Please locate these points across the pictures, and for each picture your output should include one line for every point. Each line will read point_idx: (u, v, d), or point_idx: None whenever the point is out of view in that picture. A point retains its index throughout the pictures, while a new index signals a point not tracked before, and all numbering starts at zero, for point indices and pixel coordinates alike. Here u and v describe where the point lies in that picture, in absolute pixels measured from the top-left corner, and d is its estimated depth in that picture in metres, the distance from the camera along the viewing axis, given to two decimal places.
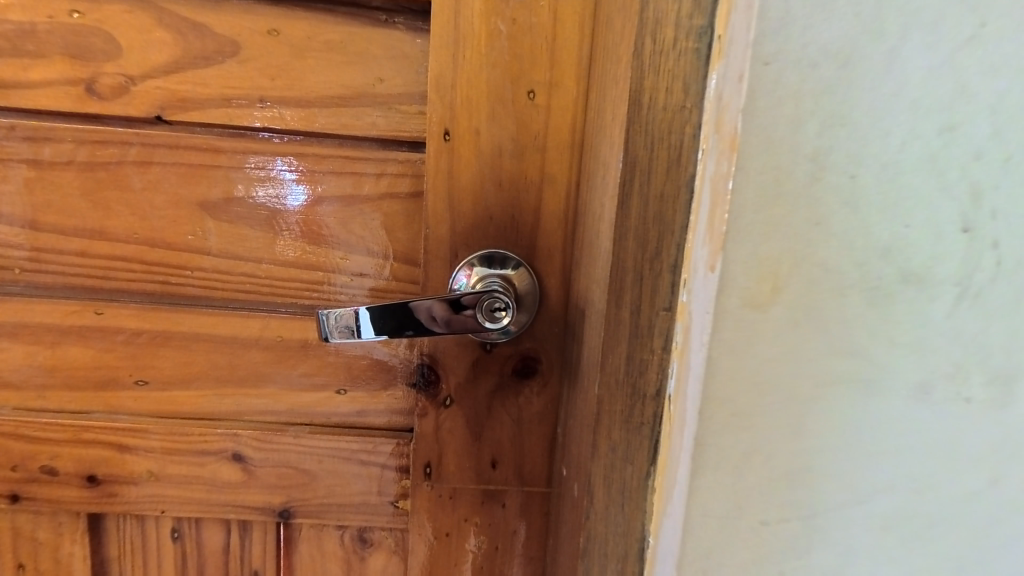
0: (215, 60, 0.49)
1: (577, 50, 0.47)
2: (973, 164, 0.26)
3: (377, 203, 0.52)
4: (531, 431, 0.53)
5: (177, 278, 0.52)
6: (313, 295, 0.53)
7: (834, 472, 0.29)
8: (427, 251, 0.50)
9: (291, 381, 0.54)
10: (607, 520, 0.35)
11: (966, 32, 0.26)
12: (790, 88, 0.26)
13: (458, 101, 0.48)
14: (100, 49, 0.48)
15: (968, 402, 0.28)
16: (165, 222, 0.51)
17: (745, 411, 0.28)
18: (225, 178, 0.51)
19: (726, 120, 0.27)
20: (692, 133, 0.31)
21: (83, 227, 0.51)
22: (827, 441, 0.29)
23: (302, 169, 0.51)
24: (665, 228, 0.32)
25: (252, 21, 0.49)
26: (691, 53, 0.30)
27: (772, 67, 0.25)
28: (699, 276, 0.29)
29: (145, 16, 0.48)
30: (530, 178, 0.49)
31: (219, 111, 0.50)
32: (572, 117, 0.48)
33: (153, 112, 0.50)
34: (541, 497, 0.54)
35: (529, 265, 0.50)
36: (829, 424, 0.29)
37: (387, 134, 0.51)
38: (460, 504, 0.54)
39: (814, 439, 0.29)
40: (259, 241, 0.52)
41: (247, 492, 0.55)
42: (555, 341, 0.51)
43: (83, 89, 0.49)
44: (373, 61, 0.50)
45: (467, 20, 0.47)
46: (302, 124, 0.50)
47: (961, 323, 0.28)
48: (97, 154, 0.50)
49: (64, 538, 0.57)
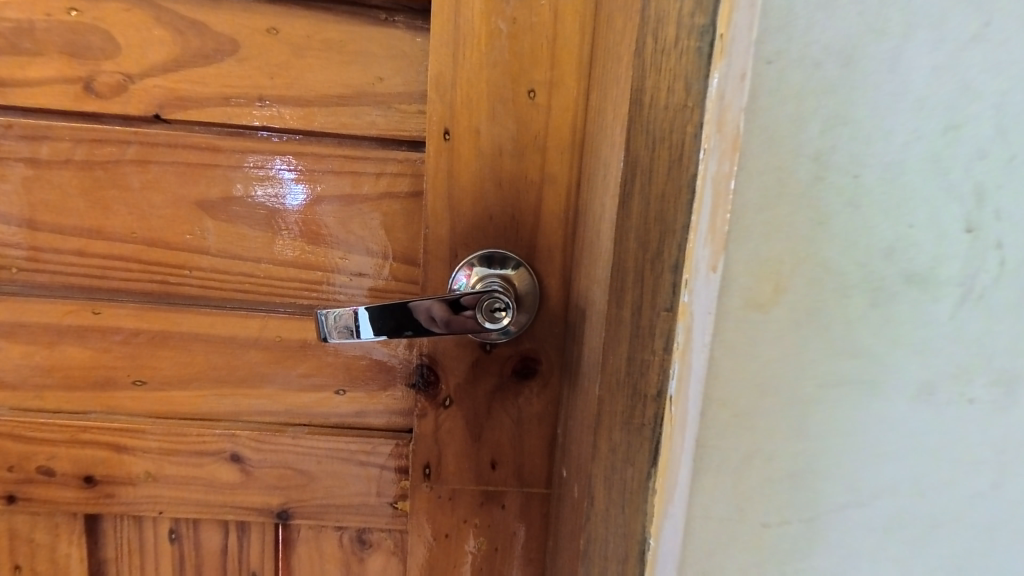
0: (214, 59, 0.49)
1: (578, 49, 0.47)
2: (976, 164, 0.26)
3: (377, 202, 0.52)
4: (531, 431, 0.52)
5: (175, 278, 0.52)
6: (311, 295, 0.53)
7: (836, 474, 0.29)
8: (427, 250, 0.50)
9: (290, 381, 0.53)
10: (607, 522, 0.35)
11: (970, 31, 0.25)
12: (793, 87, 0.25)
13: (458, 100, 0.48)
14: (99, 48, 0.48)
15: (971, 403, 0.28)
16: (163, 221, 0.51)
17: (746, 413, 0.28)
18: (223, 177, 0.51)
19: (729, 119, 0.27)
20: (693, 132, 0.30)
21: (80, 227, 0.51)
22: (829, 442, 0.29)
23: (301, 168, 0.51)
24: (667, 227, 0.32)
25: (252, 19, 0.49)
26: (693, 51, 0.30)
27: (774, 66, 0.25)
28: (700, 276, 0.29)
29: (143, 14, 0.48)
30: (530, 178, 0.49)
31: (218, 109, 0.50)
32: (572, 117, 0.48)
33: (152, 111, 0.50)
34: (541, 499, 0.53)
35: (529, 265, 0.50)
36: (831, 426, 0.28)
37: (386, 133, 0.50)
38: (459, 505, 0.54)
39: (815, 441, 0.29)
40: (257, 241, 0.52)
41: (245, 493, 0.55)
42: (555, 341, 0.51)
43: (81, 87, 0.49)
44: (372, 59, 0.49)
45: (467, 19, 0.46)
46: (301, 123, 0.50)
47: (964, 324, 0.28)
48: (95, 153, 0.50)
49: (61, 539, 0.57)
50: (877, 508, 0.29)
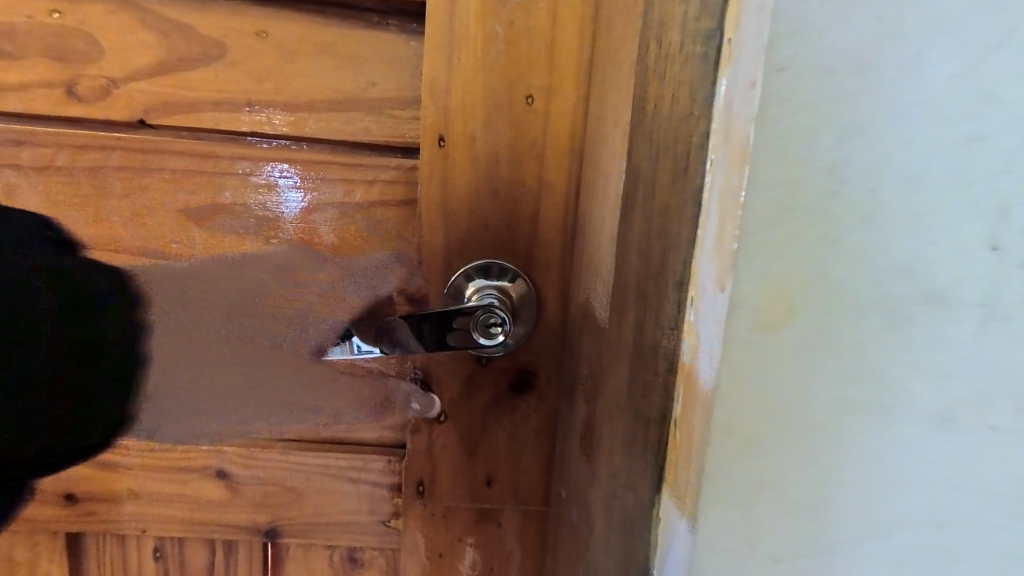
0: (201, 63, 0.47)
1: (577, 53, 0.45)
2: (1000, 177, 0.25)
3: (369, 211, 0.50)
4: (528, 447, 0.51)
5: (160, 288, 0.50)
6: (301, 305, 0.51)
7: (845, 507, 0.27)
8: (421, 260, 0.48)
9: (279, 395, 0.52)
10: (607, 548, 0.33)
11: (994, 36, 0.24)
12: (807, 95, 0.24)
13: (453, 105, 0.46)
14: (82, 52, 0.47)
15: (994, 429, 0.27)
16: (148, 230, 0.50)
17: (754, 440, 0.27)
18: (210, 185, 0.49)
19: (737, 129, 0.25)
20: (699, 142, 0.28)
21: (63, 236, 0.49)
22: (839, 473, 0.27)
23: (291, 176, 0.50)
24: (670, 241, 0.29)
25: (241, 22, 0.47)
26: (698, 57, 0.27)
27: (786, 74, 0.24)
28: (706, 295, 0.27)
29: (129, 17, 0.46)
30: (528, 186, 0.47)
31: (205, 115, 0.48)
32: (571, 123, 0.46)
33: (137, 116, 0.48)
34: (539, 516, 0.52)
35: (526, 276, 0.48)
36: (844, 455, 0.27)
37: (379, 139, 0.49)
38: (453, 523, 0.52)
39: (827, 472, 0.27)
40: (245, 250, 0.50)
41: (232, 511, 0.53)
42: (553, 354, 0.49)
43: (63, 92, 0.47)
44: (365, 64, 0.48)
45: (462, 23, 0.45)
46: (292, 129, 0.49)
47: (985, 347, 0.26)
48: (78, 159, 0.48)
49: (41, 557, 0.55)
50: (894, 541, 0.27)
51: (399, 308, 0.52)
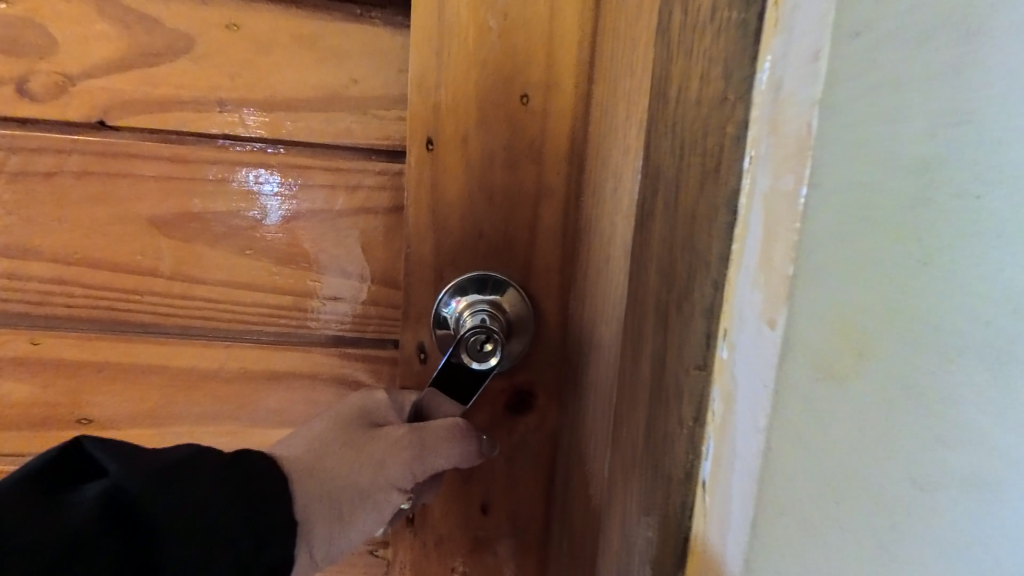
0: (167, 58, 0.43)
1: (577, 48, 0.42)
2: None
3: (353, 219, 0.46)
4: (527, 471, 0.47)
5: (127, 305, 0.46)
6: (281, 321, 0.47)
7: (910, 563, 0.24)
8: (409, 273, 0.45)
9: (258, 418, 0.48)
10: None
11: None
12: (890, 78, 0.20)
13: (443, 105, 0.42)
14: (33, 45, 0.42)
15: None
16: (112, 241, 0.45)
17: (791, 497, 0.23)
18: (179, 191, 0.45)
19: (789, 116, 0.22)
20: (734, 132, 0.26)
21: (15, 247, 0.45)
22: (910, 526, 0.24)
23: (268, 181, 0.46)
24: (699, 258, 0.27)
25: (210, 14, 0.43)
26: (741, 24, 0.25)
27: (861, 40, 0.20)
28: (747, 327, 0.24)
29: (86, 7, 0.42)
30: (525, 192, 0.44)
31: (172, 115, 0.44)
32: (572, 124, 0.43)
33: (95, 116, 0.44)
34: (538, 545, 0.48)
35: (523, 288, 0.45)
36: (919, 507, 0.24)
37: (363, 141, 0.45)
38: (447, 554, 0.48)
39: (895, 528, 0.24)
40: (219, 262, 0.46)
41: None
42: (553, 371, 0.46)
43: (13, 89, 0.43)
44: (347, 59, 0.44)
45: (453, 15, 0.41)
46: (268, 130, 0.45)
47: (992, 397, 0.23)
48: (31, 163, 0.44)
49: None
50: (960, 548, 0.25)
51: (387, 324, 0.48)
